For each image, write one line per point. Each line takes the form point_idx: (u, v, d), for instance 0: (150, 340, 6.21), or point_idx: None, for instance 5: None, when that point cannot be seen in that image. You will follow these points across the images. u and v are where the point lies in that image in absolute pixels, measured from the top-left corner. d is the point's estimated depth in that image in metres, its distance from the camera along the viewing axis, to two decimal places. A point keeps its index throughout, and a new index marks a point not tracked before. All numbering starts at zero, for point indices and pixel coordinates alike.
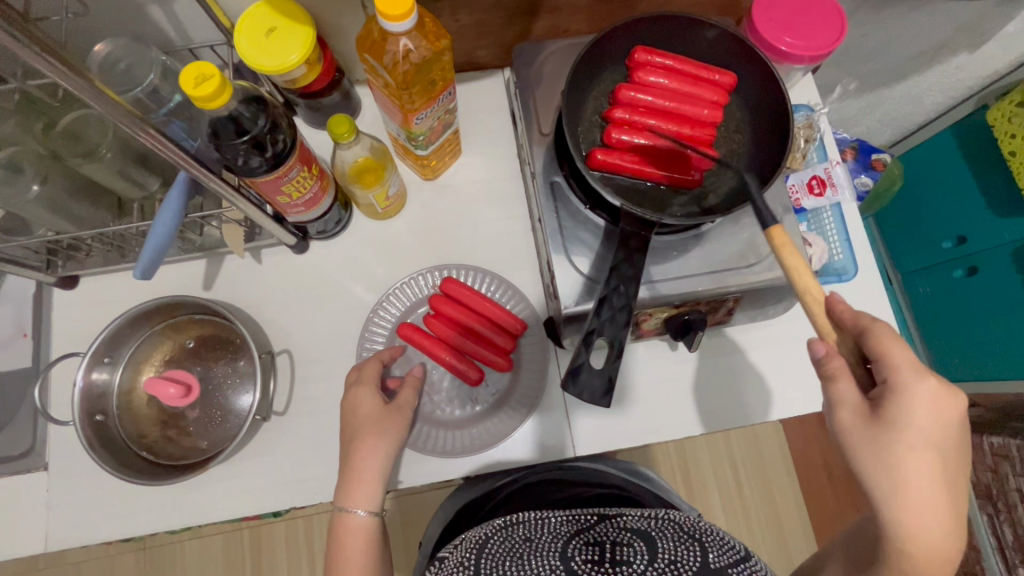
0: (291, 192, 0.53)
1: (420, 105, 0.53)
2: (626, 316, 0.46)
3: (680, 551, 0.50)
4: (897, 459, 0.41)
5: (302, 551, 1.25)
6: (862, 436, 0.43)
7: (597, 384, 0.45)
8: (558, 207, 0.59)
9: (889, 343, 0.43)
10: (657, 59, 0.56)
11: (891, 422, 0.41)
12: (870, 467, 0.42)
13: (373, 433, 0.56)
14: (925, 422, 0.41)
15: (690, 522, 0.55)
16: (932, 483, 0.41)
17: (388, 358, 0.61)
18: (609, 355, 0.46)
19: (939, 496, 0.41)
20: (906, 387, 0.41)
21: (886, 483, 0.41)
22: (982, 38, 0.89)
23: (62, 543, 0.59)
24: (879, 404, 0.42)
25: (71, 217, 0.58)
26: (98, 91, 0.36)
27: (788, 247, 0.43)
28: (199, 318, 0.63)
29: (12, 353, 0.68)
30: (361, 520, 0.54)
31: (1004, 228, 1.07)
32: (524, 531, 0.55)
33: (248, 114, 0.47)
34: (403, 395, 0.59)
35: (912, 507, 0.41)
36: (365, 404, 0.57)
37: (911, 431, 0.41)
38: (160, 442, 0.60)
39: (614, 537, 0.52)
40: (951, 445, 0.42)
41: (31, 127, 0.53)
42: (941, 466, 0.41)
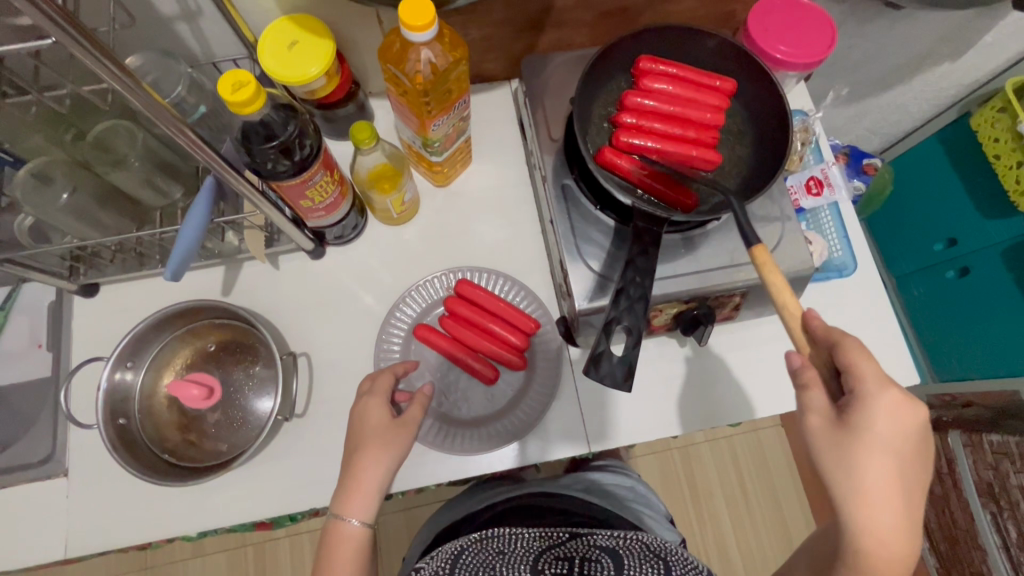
0: (314, 197, 0.55)
1: (437, 113, 0.55)
2: (644, 305, 0.48)
3: (645, 565, 0.55)
4: (859, 464, 0.42)
5: (305, 565, 1.24)
6: (826, 441, 0.44)
7: (619, 370, 0.47)
8: (569, 208, 0.61)
9: (858, 358, 0.44)
10: (660, 68, 0.59)
11: (853, 428, 0.43)
12: (832, 471, 0.43)
13: (377, 443, 0.56)
14: (884, 429, 0.42)
15: (657, 543, 0.59)
16: (889, 490, 0.42)
17: (402, 372, 0.61)
18: (628, 342, 0.47)
19: (895, 504, 0.42)
20: (868, 395, 0.43)
21: (846, 486, 0.43)
22: (962, 47, 0.93)
23: (80, 550, 0.59)
24: (844, 410, 0.44)
25: (96, 225, 0.59)
26: (146, 94, 0.39)
27: (768, 265, 0.46)
28: (219, 323, 0.65)
29: (26, 365, 0.70)
30: (355, 528, 0.54)
31: (992, 229, 1.10)
32: (497, 544, 0.59)
33: (279, 119, 0.49)
34: (410, 411, 0.58)
35: (869, 505, 0.42)
36: (373, 415, 0.57)
37: (871, 437, 0.42)
38: (181, 445, 0.61)
39: (583, 552, 0.58)
40: (909, 451, 0.43)
41: (59, 139, 0.55)
42: (900, 473, 0.43)
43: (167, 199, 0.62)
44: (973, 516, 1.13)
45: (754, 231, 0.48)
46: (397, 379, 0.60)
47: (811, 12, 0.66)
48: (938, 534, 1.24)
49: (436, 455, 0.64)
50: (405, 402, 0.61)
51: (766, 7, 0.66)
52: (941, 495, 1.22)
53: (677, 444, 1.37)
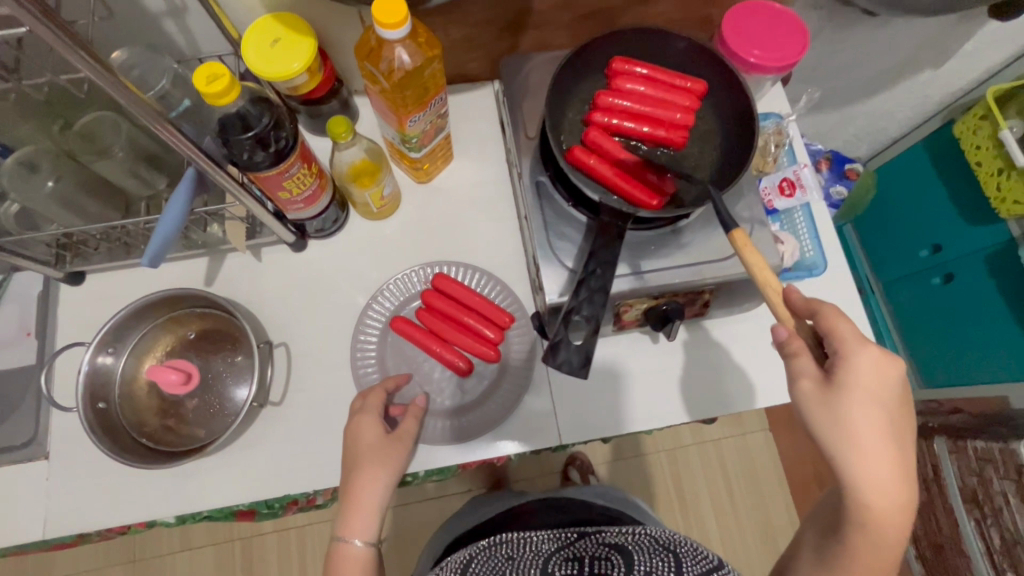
0: (292, 188, 0.57)
1: (413, 108, 0.57)
2: (603, 296, 0.50)
3: (654, 562, 0.53)
4: (851, 420, 0.44)
5: (293, 560, 1.25)
6: (817, 401, 0.46)
7: (576, 359, 0.49)
8: (543, 204, 0.63)
9: (836, 319, 0.47)
10: (633, 69, 0.60)
11: (841, 385, 0.45)
12: (826, 428, 0.45)
13: (376, 462, 0.57)
14: (868, 381, 0.45)
15: (667, 536, 0.58)
16: (880, 441, 0.44)
17: (393, 388, 0.62)
18: (587, 330, 0.49)
19: (887, 454, 0.44)
20: (848, 351, 0.45)
21: (841, 441, 0.44)
22: (943, 55, 0.94)
23: (59, 531, 0.61)
24: (830, 372, 0.46)
25: (81, 213, 0.61)
26: (124, 84, 0.41)
27: (749, 246, 0.48)
28: (201, 311, 0.66)
29: (7, 352, 0.68)
30: (359, 551, 0.55)
31: (975, 237, 1.11)
32: (506, 549, 0.59)
33: (254, 112, 0.51)
34: (404, 425, 0.61)
35: (866, 462, 0.44)
36: (367, 434, 0.58)
37: (858, 391, 0.44)
38: (159, 431, 0.62)
39: (593, 552, 0.57)
40: (896, 402, 0.45)
41: (47, 129, 0.57)
42: (889, 424, 0.45)
43: (152, 189, 0.64)
44: (959, 523, 1.13)
45: (730, 214, 0.49)
46: (390, 394, 0.62)
47: (785, 16, 0.67)
48: (923, 539, 1.24)
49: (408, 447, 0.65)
50: (399, 418, 0.63)
51: (743, 11, 0.68)
52: (928, 501, 1.22)
53: (666, 447, 1.38)
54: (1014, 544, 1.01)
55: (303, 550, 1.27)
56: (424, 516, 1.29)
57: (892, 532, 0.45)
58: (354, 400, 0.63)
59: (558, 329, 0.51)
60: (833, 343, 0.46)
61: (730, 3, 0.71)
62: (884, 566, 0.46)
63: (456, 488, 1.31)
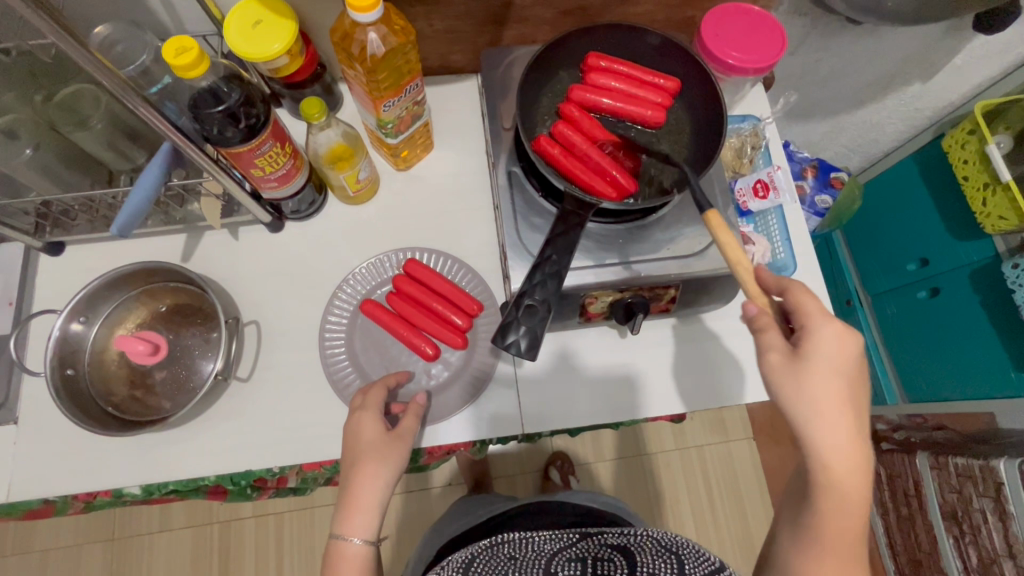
0: (265, 166, 0.58)
1: (388, 94, 0.59)
2: (556, 281, 0.52)
3: (658, 563, 0.53)
4: (814, 389, 0.45)
5: (270, 545, 1.26)
6: (784, 373, 0.47)
7: (523, 341, 0.51)
8: (514, 193, 0.64)
9: (803, 297, 0.48)
10: (608, 64, 0.61)
11: (806, 356, 0.46)
12: (791, 400, 0.46)
13: (375, 458, 0.56)
14: (833, 353, 0.46)
15: (669, 537, 0.57)
16: (846, 414, 0.45)
17: (393, 384, 0.63)
18: (539, 312, 0.52)
19: (849, 422, 0.45)
20: (814, 326, 0.47)
21: (805, 407, 0.45)
22: (931, 69, 0.94)
23: (23, 494, 0.62)
24: (797, 344, 0.47)
25: (59, 181, 0.63)
26: (98, 60, 0.42)
27: (722, 227, 0.49)
28: (174, 285, 0.67)
29: None
30: (356, 548, 0.54)
31: (963, 251, 1.10)
32: (508, 549, 0.58)
33: (224, 87, 0.53)
34: (405, 423, 0.60)
35: (828, 428, 0.45)
36: (368, 431, 0.58)
37: (821, 361, 0.46)
38: (126, 400, 0.63)
39: (595, 552, 0.57)
40: (857, 374, 0.47)
41: (29, 98, 0.59)
42: (851, 396, 0.46)
43: (133, 163, 0.66)
44: (937, 540, 1.13)
45: (706, 197, 0.51)
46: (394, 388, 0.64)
47: (765, 19, 0.68)
48: (903, 556, 1.24)
49: None
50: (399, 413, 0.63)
51: (722, 13, 0.68)
52: (907, 516, 1.22)
53: (648, 450, 1.37)
54: (992, 563, 1.01)
55: (281, 538, 1.27)
56: (403, 509, 1.29)
57: (855, 502, 0.46)
58: (355, 396, 0.62)
59: (508, 313, 0.53)
60: (800, 319, 0.48)
61: (711, 5, 0.72)
62: (851, 539, 0.46)
63: (437, 482, 1.31)
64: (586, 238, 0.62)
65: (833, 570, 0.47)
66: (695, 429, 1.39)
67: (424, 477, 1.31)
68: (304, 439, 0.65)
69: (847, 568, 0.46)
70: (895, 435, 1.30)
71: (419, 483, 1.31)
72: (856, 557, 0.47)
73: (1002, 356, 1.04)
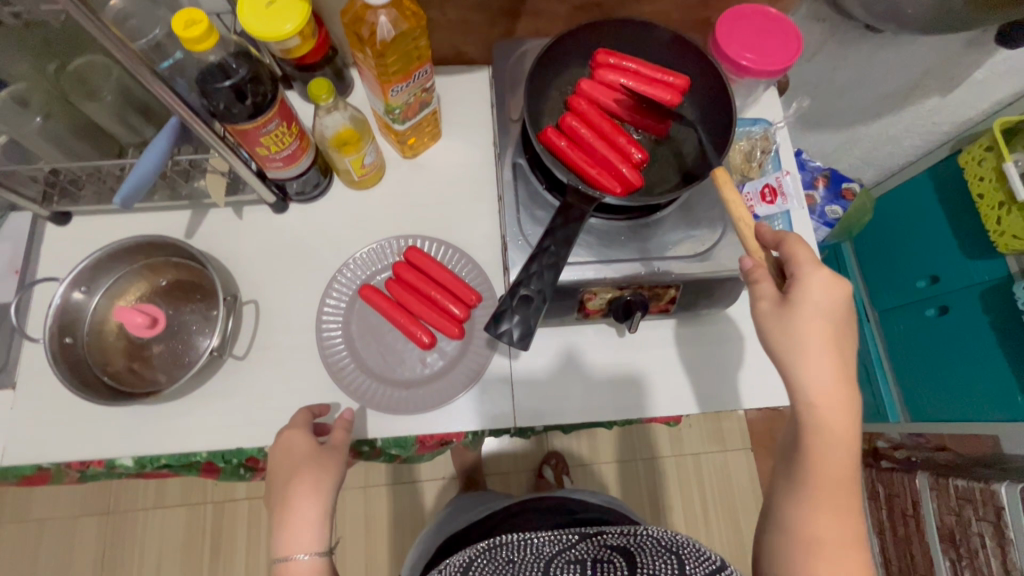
0: (270, 145, 0.58)
1: (396, 79, 0.59)
2: (553, 273, 0.52)
3: (658, 563, 0.53)
4: (801, 330, 0.48)
5: (262, 528, 1.27)
6: (773, 319, 0.49)
7: (516, 330, 0.52)
8: (518, 184, 0.63)
9: (796, 247, 0.50)
10: (616, 62, 0.61)
11: (795, 303, 0.48)
12: (781, 340, 0.49)
13: (310, 471, 0.56)
14: (820, 301, 0.48)
15: (669, 537, 0.57)
16: (830, 352, 0.48)
17: (319, 411, 0.62)
18: (534, 303, 0.52)
19: (835, 362, 0.48)
20: (804, 273, 0.49)
21: (790, 349, 0.48)
22: (951, 82, 0.93)
23: (17, 459, 0.62)
24: (787, 292, 0.49)
25: (68, 151, 0.64)
26: (109, 30, 0.42)
27: (726, 183, 0.52)
28: (176, 261, 0.67)
29: None
30: (305, 564, 0.52)
31: (973, 269, 1.08)
32: (506, 552, 0.57)
33: (234, 63, 0.53)
34: (335, 434, 0.60)
35: (811, 365, 0.48)
36: (298, 446, 0.57)
37: (809, 307, 0.48)
38: (124, 372, 0.64)
39: (595, 554, 0.56)
40: (843, 321, 0.48)
41: (42, 69, 0.59)
42: (835, 338, 0.48)
43: (139, 137, 0.68)
44: (934, 562, 1.12)
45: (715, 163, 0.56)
46: (314, 418, 0.62)
47: (782, 21, 0.67)
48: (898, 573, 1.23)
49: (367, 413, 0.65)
50: (329, 433, 0.62)
51: (739, 13, 0.67)
52: (903, 536, 1.21)
53: (643, 455, 1.36)
54: None
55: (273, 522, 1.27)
56: (396, 500, 1.29)
57: (843, 442, 0.48)
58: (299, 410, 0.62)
59: (502, 301, 0.53)
60: (791, 269, 0.49)
61: (729, 6, 0.71)
62: (841, 479, 0.48)
63: (430, 474, 1.31)
64: (587, 233, 0.62)
65: (821, 510, 0.48)
66: (692, 437, 1.38)
67: (413, 469, 1.31)
68: None
69: (836, 508, 0.48)
70: (896, 453, 1.28)
71: (408, 474, 1.31)
72: (847, 497, 0.48)
73: (1008, 377, 1.02)
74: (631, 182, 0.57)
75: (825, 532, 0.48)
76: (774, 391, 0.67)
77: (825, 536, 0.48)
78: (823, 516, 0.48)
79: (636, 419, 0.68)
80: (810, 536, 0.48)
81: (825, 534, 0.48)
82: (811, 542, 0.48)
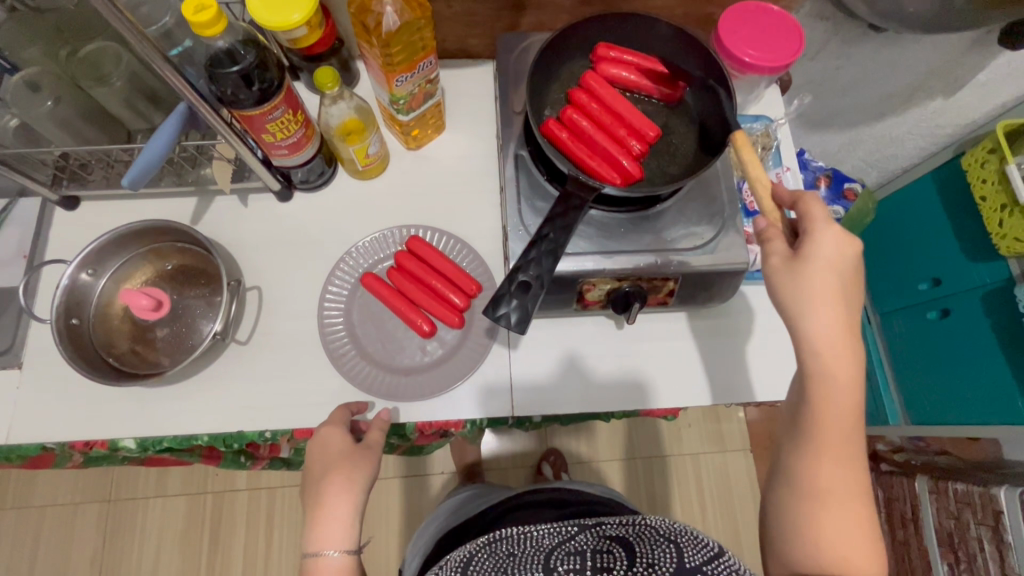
0: (276, 132, 0.59)
1: (400, 70, 0.59)
2: (551, 261, 0.53)
3: (656, 553, 0.54)
4: (810, 284, 0.48)
5: (261, 518, 1.27)
6: (782, 274, 0.49)
7: (514, 315, 0.52)
8: (519, 176, 0.64)
9: (812, 203, 0.50)
10: (615, 57, 0.63)
11: (804, 257, 0.48)
12: (789, 293, 0.49)
13: (344, 468, 0.57)
14: (829, 254, 0.48)
15: (667, 525, 0.58)
16: (837, 302, 0.48)
17: (356, 409, 0.64)
18: (532, 288, 0.53)
19: (842, 313, 0.48)
20: (816, 229, 0.49)
21: (800, 302, 0.48)
22: (955, 84, 0.93)
23: (22, 437, 0.63)
24: (797, 247, 0.50)
25: (78, 136, 0.65)
26: (123, 18, 0.43)
27: (746, 145, 0.53)
28: (181, 246, 0.69)
29: None
30: (335, 561, 0.54)
31: (976, 272, 1.08)
32: (506, 546, 0.58)
33: (242, 50, 0.54)
34: (373, 434, 0.61)
35: (818, 318, 0.48)
36: (334, 442, 0.59)
37: (818, 261, 0.48)
38: (128, 353, 0.65)
39: (594, 545, 0.56)
40: (851, 273, 0.49)
41: (55, 54, 0.61)
42: (843, 290, 0.48)
43: (149, 123, 0.69)
44: (932, 565, 1.11)
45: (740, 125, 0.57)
46: (353, 414, 0.63)
47: (785, 19, 0.67)
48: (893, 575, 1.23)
49: (365, 399, 0.66)
50: (365, 431, 0.64)
51: (743, 10, 0.68)
52: (902, 542, 1.21)
53: (643, 454, 1.37)
54: None
55: (272, 512, 1.28)
56: (395, 493, 1.30)
57: (849, 393, 0.48)
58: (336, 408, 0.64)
59: (502, 286, 0.54)
60: (804, 226, 0.50)
61: (732, 3, 0.72)
62: (844, 429, 0.48)
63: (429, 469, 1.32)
64: (587, 225, 0.62)
65: (825, 462, 0.49)
66: (691, 436, 1.38)
67: (425, 463, 1.32)
68: (297, 406, 0.65)
69: (839, 459, 0.49)
70: (895, 456, 1.28)
71: (421, 467, 1.33)
72: (849, 448, 0.49)
73: (1007, 379, 1.02)
74: (630, 172, 0.58)
75: (829, 482, 0.49)
76: (771, 386, 0.68)
77: (829, 485, 0.49)
78: (828, 467, 0.49)
79: (635, 411, 0.69)
80: (815, 488, 0.49)
81: (829, 486, 0.49)
82: (816, 492, 0.49)
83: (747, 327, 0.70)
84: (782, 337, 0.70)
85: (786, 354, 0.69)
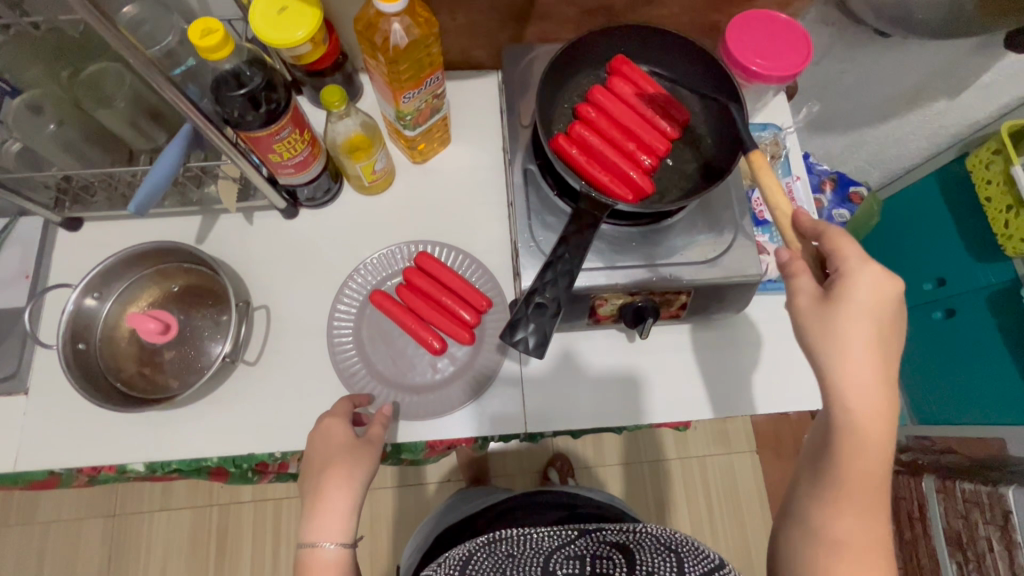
0: (282, 152, 0.58)
1: (409, 86, 0.59)
2: (567, 280, 0.52)
3: (657, 563, 0.52)
4: (842, 329, 0.46)
5: (267, 529, 1.27)
6: (813, 314, 0.48)
7: (532, 339, 0.52)
8: (529, 190, 0.64)
9: (843, 243, 0.49)
10: (630, 73, 0.62)
11: (836, 301, 0.47)
12: (820, 337, 0.47)
13: (346, 462, 0.56)
14: (864, 298, 0.46)
15: (667, 534, 0.57)
16: (871, 352, 0.46)
17: (359, 402, 0.63)
18: (549, 310, 0.52)
19: (875, 361, 0.46)
20: (849, 269, 0.47)
21: (830, 347, 0.47)
22: (959, 86, 0.92)
23: (29, 463, 0.63)
24: (829, 289, 0.48)
25: (81, 158, 0.64)
26: (123, 36, 0.42)
27: (765, 169, 0.51)
28: (187, 266, 0.68)
29: None
30: (332, 553, 0.52)
31: (979, 273, 1.08)
32: (506, 546, 0.57)
33: (248, 72, 0.54)
34: (373, 429, 0.60)
35: (851, 368, 0.46)
36: (338, 436, 0.57)
37: (853, 305, 0.46)
38: (135, 377, 0.64)
39: (593, 551, 0.56)
40: (888, 320, 0.47)
41: (55, 75, 0.61)
42: (878, 338, 0.46)
43: (151, 142, 0.67)
44: (939, 563, 1.11)
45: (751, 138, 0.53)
46: (355, 408, 0.62)
47: (792, 28, 0.67)
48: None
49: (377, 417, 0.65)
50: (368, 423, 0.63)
51: (749, 19, 0.67)
52: (910, 540, 1.21)
53: (649, 457, 1.36)
54: None
55: (278, 523, 1.28)
56: (401, 502, 1.29)
57: (877, 448, 0.46)
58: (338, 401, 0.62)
59: (517, 310, 0.53)
60: (835, 263, 0.48)
61: (737, 10, 0.71)
62: (868, 482, 0.47)
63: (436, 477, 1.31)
64: (598, 239, 0.62)
65: (846, 513, 0.47)
66: (697, 438, 1.38)
67: (421, 471, 1.32)
68: (307, 425, 0.65)
69: (860, 513, 0.47)
70: (901, 456, 1.27)
71: (415, 476, 1.32)
72: (870, 504, 0.47)
73: (1014, 382, 1.02)
74: (634, 189, 0.57)
75: (846, 534, 0.47)
76: (784, 397, 0.68)
77: (848, 538, 0.47)
78: (848, 521, 0.47)
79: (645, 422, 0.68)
80: (832, 538, 0.48)
81: (848, 538, 0.47)
82: (833, 543, 0.48)
83: (758, 335, 0.70)
84: (793, 347, 0.69)
85: (799, 364, 0.69)
